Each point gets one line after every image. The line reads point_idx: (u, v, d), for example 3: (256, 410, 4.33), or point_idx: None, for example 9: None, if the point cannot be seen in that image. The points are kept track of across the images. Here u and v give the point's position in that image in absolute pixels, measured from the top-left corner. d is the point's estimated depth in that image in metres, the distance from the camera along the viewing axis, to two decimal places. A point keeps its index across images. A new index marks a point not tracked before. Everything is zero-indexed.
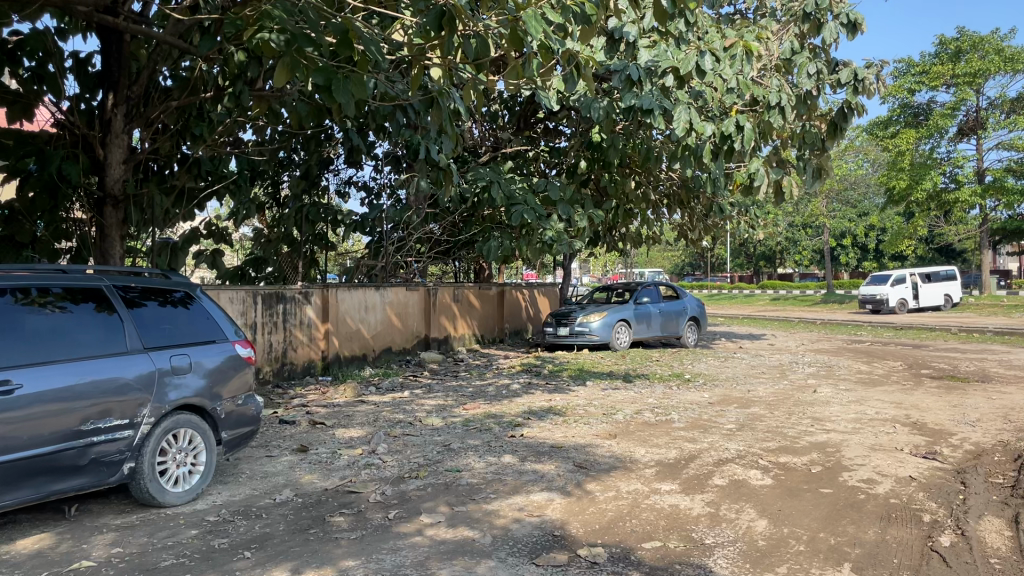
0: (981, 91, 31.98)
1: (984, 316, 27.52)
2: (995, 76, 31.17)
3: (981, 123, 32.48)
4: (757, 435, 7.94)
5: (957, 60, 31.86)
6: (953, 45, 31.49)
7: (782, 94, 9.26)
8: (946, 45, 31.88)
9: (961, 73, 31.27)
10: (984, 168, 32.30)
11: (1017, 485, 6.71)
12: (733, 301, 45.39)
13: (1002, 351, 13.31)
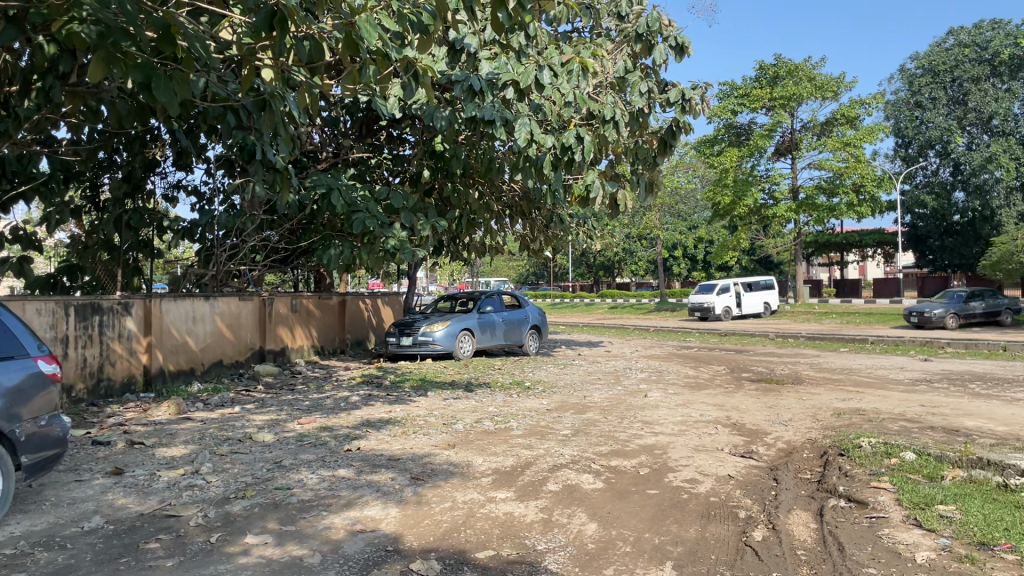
0: (794, 115, 34.68)
1: (798, 322, 29.76)
2: (807, 101, 33.92)
3: (794, 144, 35.21)
4: (591, 440, 8.17)
5: (774, 85, 34.43)
6: (771, 71, 34.03)
7: (616, 109, 9.63)
8: (765, 70, 34.39)
9: (778, 97, 33.77)
10: (798, 186, 35.01)
11: (822, 480, 7.29)
12: (574, 310, 46.73)
13: (812, 355, 14.43)
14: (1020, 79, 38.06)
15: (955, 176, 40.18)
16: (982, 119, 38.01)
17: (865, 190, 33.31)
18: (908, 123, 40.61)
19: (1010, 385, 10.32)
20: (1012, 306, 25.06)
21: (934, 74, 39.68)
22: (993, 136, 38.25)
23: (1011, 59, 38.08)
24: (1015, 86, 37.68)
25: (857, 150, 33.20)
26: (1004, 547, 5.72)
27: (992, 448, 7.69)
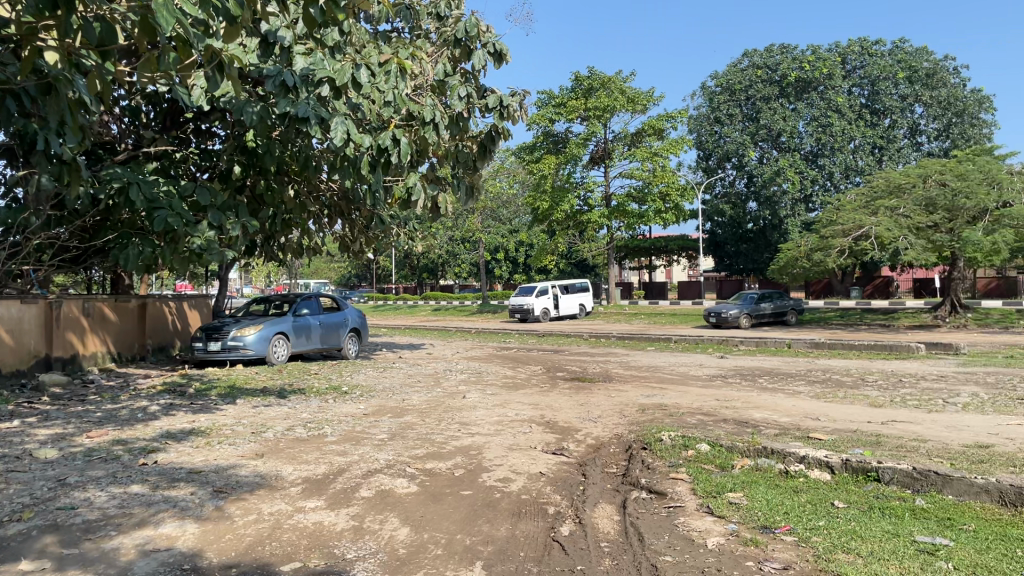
0: (607, 125, 36.34)
1: (610, 324, 31.18)
2: (619, 113, 35.69)
3: (607, 153, 36.85)
4: (407, 443, 8.12)
5: (588, 95, 35.91)
6: (585, 82, 35.49)
7: (435, 111, 9.66)
8: (580, 81, 35.81)
9: (592, 108, 35.27)
10: (610, 193, 36.71)
11: (627, 473, 7.71)
12: (395, 313, 46.45)
13: (623, 354, 15.14)
14: (804, 100, 41.62)
15: (749, 188, 43.63)
16: (772, 135, 41.44)
17: (671, 198, 35.48)
18: (709, 137, 43.63)
19: (793, 379, 11.32)
20: (795, 305, 27.70)
21: (731, 92, 42.74)
22: (782, 152, 41.79)
23: (796, 80, 41.70)
24: (800, 106, 41.27)
25: (664, 161, 35.33)
26: (783, 529, 6.31)
27: (775, 437, 8.43)
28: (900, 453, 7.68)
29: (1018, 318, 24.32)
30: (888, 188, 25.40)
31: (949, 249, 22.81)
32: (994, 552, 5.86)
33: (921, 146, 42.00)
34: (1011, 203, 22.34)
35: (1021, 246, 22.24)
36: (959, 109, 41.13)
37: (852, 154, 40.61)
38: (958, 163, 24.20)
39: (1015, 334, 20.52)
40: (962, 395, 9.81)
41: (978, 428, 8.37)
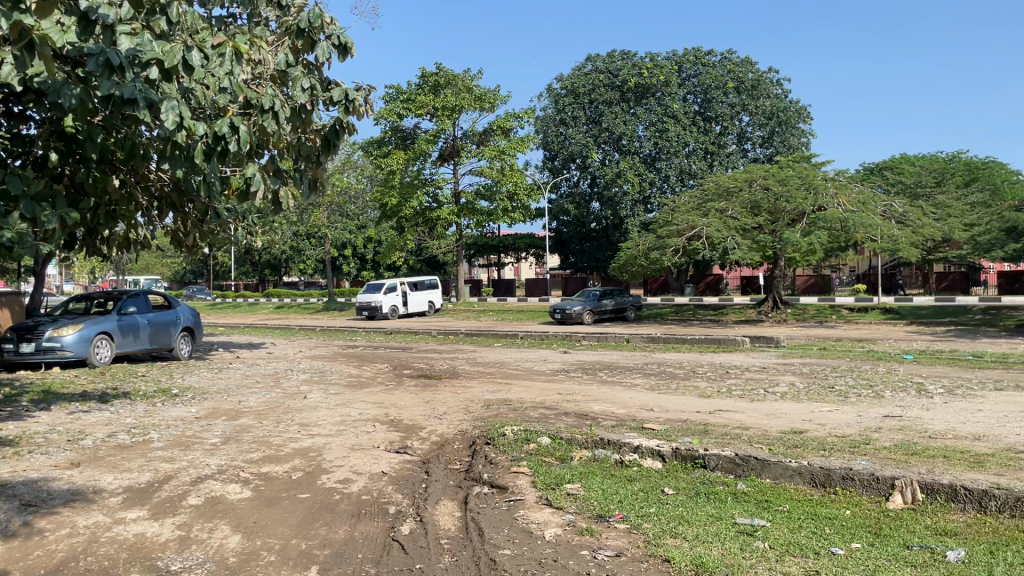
0: (456, 123, 36.49)
1: (459, 321, 31.35)
2: (467, 111, 35.99)
3: (456, 151, 36.98)
4: (242, 447, 7.80)
5: (436, 92, 35.91)
6: (432, 79, 35.48)
7: (275, 101, 9.30)
8: (427, 78, 35.76)
9: (441, 105, 35.32)
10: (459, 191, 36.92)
11: (469, 469, 7.78)
12: (236, 311, 44.57)
13: (469, 351, 15.22)
14: (643, 105, 43.54)
15: (592, 189, 45.10)
16: (613, 138, 43.04)
17: (518, 197, 36.27)
18: (555, 138, 44.76)
19: (630, 372, 11.80)
20: (635, 301, 28.92)
21: (575, 95, 44.04)
22: (623, 154, 43.47)
23: (636, 86, 43.50)
24: (639, 111, 43.04)
25: (511, 160, 35.94)
26: (617, 517, 6.56)
27: (612, 428, 8.74)
28: (724, 441, 8.17)
29: (831, 313, 26.55)
30: (718, 192, 27.02)
31: (771, 249, 24.54)
32: (804, 529, 6.35)
33: (748, 152, 44.90)
34: (825, 207, 24.34)
35: (833, 246, 24.28)
36: (781, 119, 44.26)
37: (686, 158, 42.86)
38: (780, 169, 26.07)
39: (827, 328, 22.37)
40: (780, 384, 10.58)
41: (794, 415, 9.05)
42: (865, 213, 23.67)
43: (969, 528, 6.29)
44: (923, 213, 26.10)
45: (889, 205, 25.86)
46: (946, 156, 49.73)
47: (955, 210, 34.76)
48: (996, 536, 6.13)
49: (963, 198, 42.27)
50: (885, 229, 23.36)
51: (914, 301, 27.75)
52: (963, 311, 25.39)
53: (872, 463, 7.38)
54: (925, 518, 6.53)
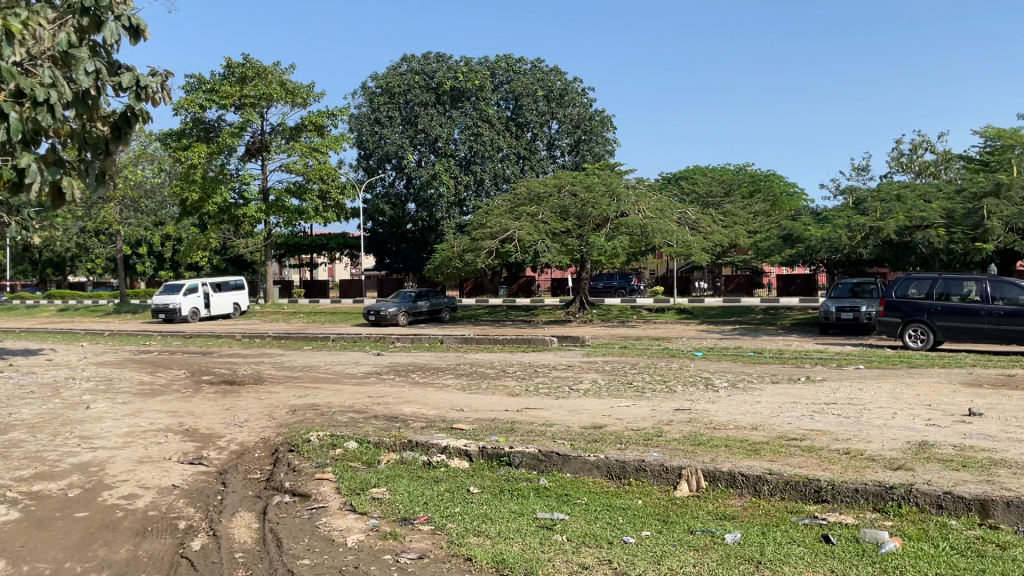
0: (264, 116, 35.10)
1: (267, 323, 30.13)
2: (276, 104, 34.79)
3: (265, 146, 35.57)
4: (10, 465, 7.09)
5: (242, 84, 34.38)
6: (238, 70, 33.93)
7: (51, 89, 8.49)
8: (233, 68, 34.10)
9: (248, 96, 33.84)
10: (268, 188, 35.60)
11: (270, 478, 7.49)
12: (10, 314, 40.21)
13: (274, 355, 14.65)
14: (458, 108, 44.07)
15: (407, 190, 45.04)
16: (428, 140, 43.23)
17: (331, 196, 35.68)
18: (369, 137, 44.14)
19: (441, 373, 11.85)
20: (449, 303, 29.13)
21: (390, 95, 43.72)
22: (438, 157, 43.76)
23: (451, 89, 43.95)
24: (455, 114, 43.55)
25: (323, 158, 35.05)
26: (421, 519, 6.55)
27: (420, 430, 8.73)
28: (529, 438, 8.39)
29: (632, 314, 28.13)
30: (529, 196, 27.76)
31: (578, 253, 25.56)
32: (599, 521, 6.65)
33: (557, 158, 46.62)
34: (627, 214, 25.72)
35: (635, 251, 25.66)
36: (587, 128, 46.42)
37: (500, 162, 43.90)
38: (587, 176, 27.19)
39: (629, 328, 23.66)
40: (584, 381, 11.05)
41: (595, 411, 9.48)
42: (662, 220, 25.23)
43: (744, 512, 6.86)
44: (713, 220, 28.21)
45: (683, 212, 27.70)
46: (734, 169, 54.11)
47: (741, 219, 37.89)
48: (768, 517, 6.72)
49: (748, 207, 46.24)
50: (680, 235, 25.06)
51: (706, 303, 29.91)
52: (747, 311, 27.76)
53: (662, 455, 7.85)
54: (708, 504, 7.04)
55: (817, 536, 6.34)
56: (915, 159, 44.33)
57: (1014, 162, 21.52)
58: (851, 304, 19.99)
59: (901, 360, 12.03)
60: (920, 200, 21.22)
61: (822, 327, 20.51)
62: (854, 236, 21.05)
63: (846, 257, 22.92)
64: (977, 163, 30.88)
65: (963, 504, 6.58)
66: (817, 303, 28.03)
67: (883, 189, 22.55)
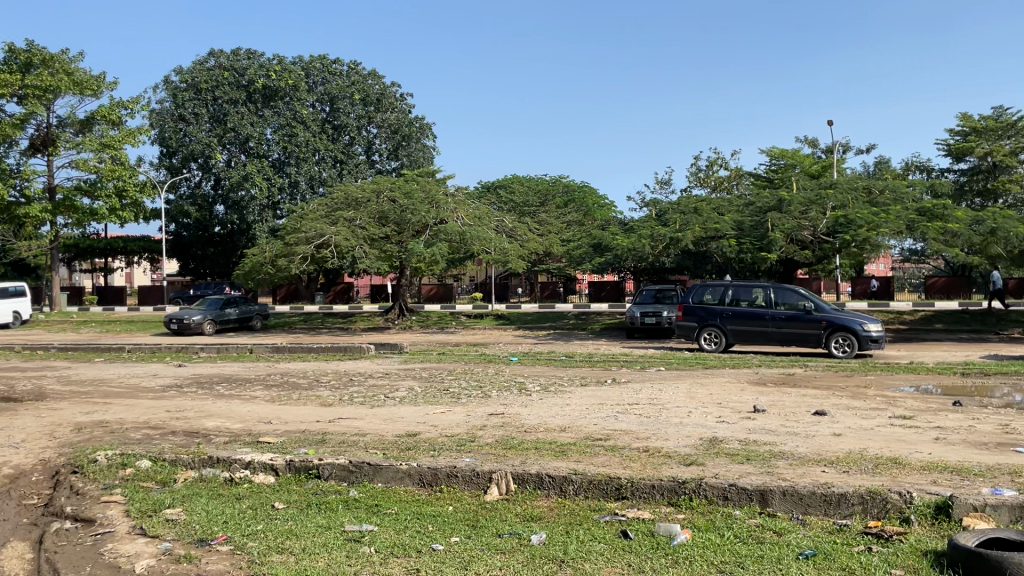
0: (51, 108, 32.21)
1: (54, 333, 27.57)
2: (64, 95, 32.05)
3: (51, 140, 32.59)
4: None
5: (26, 72, 31.35)
6: (22, 56, 30.85)
7: None
8: (14, 54, 30.94)
9: (32, 86, 30.89)
10: (55, 185, 32.68)
11: (48, 503, 6.86)
12: None
13: (60, 368, 13.42)
14: (271, 108, 42.50)
15: (215, 191, 42.96)
16: (239, 139, 41.56)
17: (128, 194, 33.33)
18: (172, 135, 41.86)
19: (249, 384, 11.33)
20: (260, 310, 27.97)
21: (196, 91, 41.83)
22: (249, 157, 42.09)
23: (263, 88, 42.27)
24: (267, 113, 41.98)
25: (118, 153, 32.68)
26: (219, 539, 6.21)
27: (223, 445, 8.29)
28: (340, 448, 8.21)
29: (451, 320, 28.32)
30: (346, 201, 27.21)
31: (398, 258, 25.49)
32: (408, 529, 6.60)
33: (375, 163, 46.15)
34: (446, 221, 25.90)
35: (453, 257, 25.95)
36: (405, 134, 46.16)
37: (316, 165, 42.90)
38: (405, 182, 27.14)
39: (447, 335, 23.81)
40: (400, 389, 10.95)
41: (410, 418, 9.43)
42: (480, 228, 25.65)
43: (551, 512, 7.06)
44: (528, 228, 28.96)
45: (501, 220, 28.26)
46: (550, 179, 55.97)
47: (557, 228, 39.31)
48: (572, 517, 6.96)
49: (562, 217, 48.06)
50: (497, 243, 25.57)
51: (523, 309, 30.69)
52: (561, 317, 28.76)
53: (474, 459, 7.94)
54: (516, 506, 7.19)
55: (616, 532, 6.63)
56: (711, 174, 47.87)
57: (793, 181, 23.79)
58: (654, 309, 21.24)
59: (698, 361, 12.90)
60: (714, 213, 22.97)
61: (629, 332, 21.61)
62: (656, 245, 22.38)
63: (650, 265, 24.37)
64: (763, 181, 33.78)
65: (746, 495, 7.14)
66: (625, 309, 29.57)
67: (683, 202, 24.18)
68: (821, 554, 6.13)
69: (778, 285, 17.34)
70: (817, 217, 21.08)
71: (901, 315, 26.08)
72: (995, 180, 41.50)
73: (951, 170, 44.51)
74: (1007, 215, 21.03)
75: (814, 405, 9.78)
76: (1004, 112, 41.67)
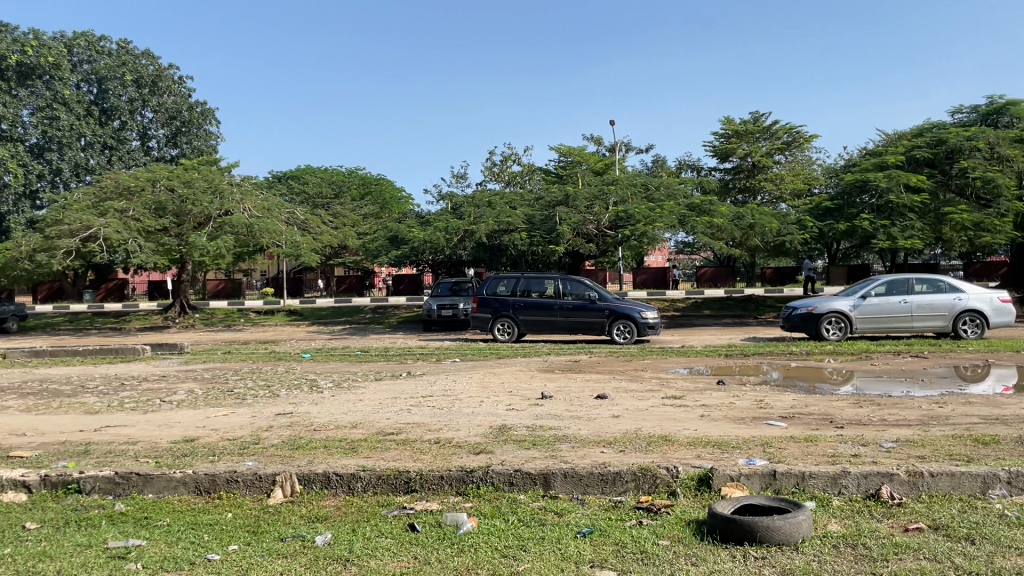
0: None
1: None
2: None
3: None
4: None
5: None
6: None
7: None
8: None
9: None
10: None
11: None
12: None
13: None
14: (27, 88, 38.03)
15: None
16: None
17: None
18: None
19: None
20: (17, 310, 25.22)
21: None
22: None
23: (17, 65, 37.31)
24: (23, 93, 37.71)
25: None
26: None
27: None
28: (106, 459, 7.59)
29: (239, 317, 27.01)
30: (117, 190, 24.97)
31: (177, 252, 24.38)
32: (181, 541, 6.20)
33: (152, 150, 43.12)
34: (231, 212, 24.76)
35: (241, 249, 24.95)
36: (184, 119, 43.62)
37: (82, 151, 39.78)
38: (184, 171, 25.57)
39: (233, 332, 22.67)
40: (179, 393, 10.27)
41: (188, 423, 8.86)
42: (269, 219, 24.79)
43: (337, 511, 6.92)
44: (321, 221, 28.31)
45: (292, 213, 27.43)
46: (345, 171, 55.13)
47: (350, 221, 38.80)
48: (359, 514, 6.86)
49: (358, 209, 47.54)
50: (288, 235, 24.85)
51: (317, 304, 29.95)
52: (356, 311, 28.33)
53: (257, 463, 7.61)
54: (301, 508, 6.98)
55: (404, 526, 6.62)
56: (505, 169, 49.18)
57: (578, 177, 24.98)
58: (450, 301, 21.47)
59: (491, 352, 13.17)
60: (506, 207, 23.68)
61: (425, 324, 21.70)
62: (451, 238, 22.57)
63: (445, 258, 24.59)
64: (552, 177, 35.17)
65: (530, 480, 7.38)
66: (422, 303, 29.68)
67: (477, 196, 24.68)
68: (597, 531, 6.45)
69: (566, 276, 18.13)
70: (600, 212, 22.32)
71: (675, 303, 28.16)
72: (754, 179, 45.99)
73: (718, 169, 48.70)
74: (763, 212, 23.41)
75: (596, 390, 10.31)
76: (759, 118, 46.35)
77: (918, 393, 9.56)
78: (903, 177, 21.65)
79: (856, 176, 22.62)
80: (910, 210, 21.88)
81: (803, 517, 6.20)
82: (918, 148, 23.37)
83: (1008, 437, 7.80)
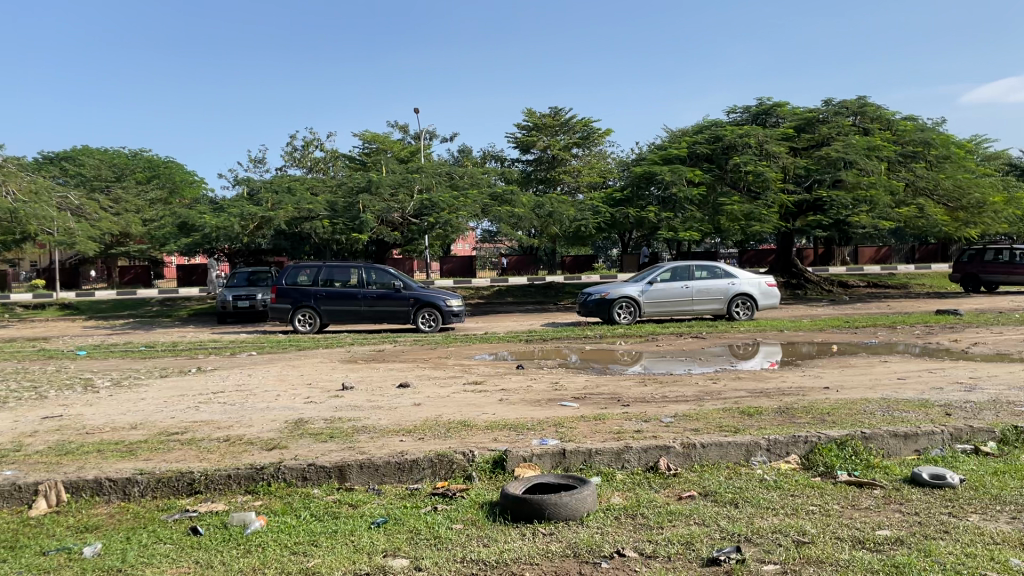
0: None
1: None
2: None
3: None
4: None
5: None
6: None
7: None
8: None
9: None
10: None
11: None
12: None
13: None
14: None
15: None
16: None
17: None
18: None
19: None
20: None
21: None
22: None
23: None
24: None
25: None
26: None
27: None
28: None
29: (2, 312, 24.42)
30: None
31: None
32: None
33: None
34: None
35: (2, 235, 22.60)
36: None
37: None
38: None
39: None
40: None
41: None
42: (38, 204, 22.61)
43: (110, 519, 6.43)
44: (98, 206, 26.27)
45: (64, 197, 25.21)
46: (129, 152, 51.32)
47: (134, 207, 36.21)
48: (136, 521, 6.41)
49: (144, 196, 44.49)
50: (61, 222, 22.91)
51: (95, 297, 27.71)
52: (141, 304, 26.51)
53: (17, 472, 6.92)
54: (68, 518, 6.42)
55: (185, 529, 6.26)
56: (307, 155, 47.88)
57: (381, 164, 24.77)
58: (247, 292, 20.59)
59: (290, 344, 12.76)
60: (307, 193, 23.10)
61: (220, 317, 20.69)
62: (247, 224, 21.66)
63: (241, 245, 23.56)
64: (354, 164, 34.71)
65: (325, 473, 7.22)
66: (216, 294, 28.29)
67: (274, 181, 23.89)
68: (392, 521, 6.43)
69: (370, 265, 17.95)
70: (404, 200, 22.26)
71: (478, 291, 28.70)
72: (555, 171, 47.84)
73: (520, 160, 50.10)
74: (561, 201, 24.61)
75: (397, 379, 10.27)
76: (558, 112, 48.26)
77: (696, 370, 10.34)
78: (685, 172, 23.30)
79: (644, 169, 24.08)
80: (690, 203, 23.51)
81: (588, 493, 6.51)
82: (697, 144, 25.22)
83: (769, 408, 8.62)
